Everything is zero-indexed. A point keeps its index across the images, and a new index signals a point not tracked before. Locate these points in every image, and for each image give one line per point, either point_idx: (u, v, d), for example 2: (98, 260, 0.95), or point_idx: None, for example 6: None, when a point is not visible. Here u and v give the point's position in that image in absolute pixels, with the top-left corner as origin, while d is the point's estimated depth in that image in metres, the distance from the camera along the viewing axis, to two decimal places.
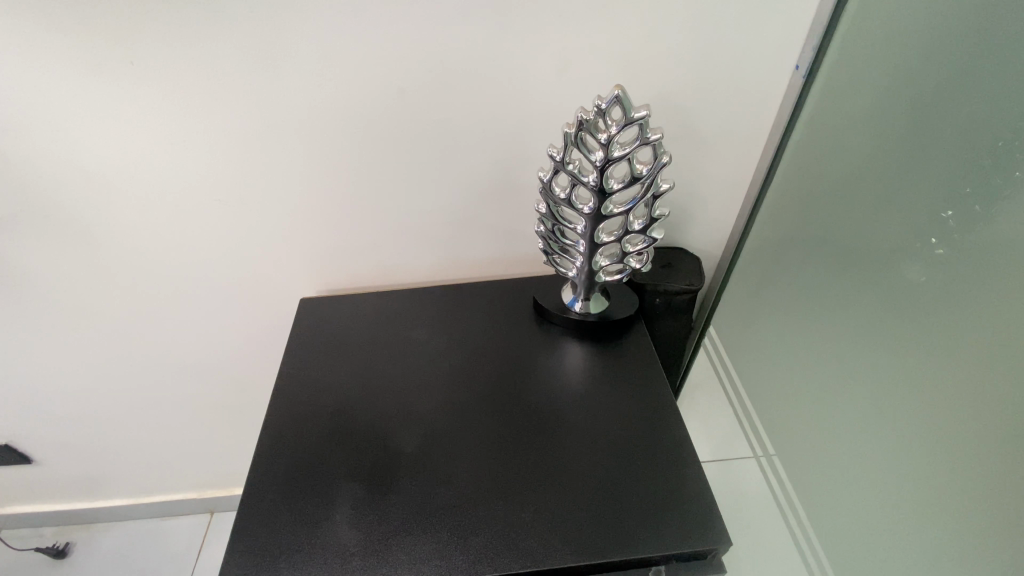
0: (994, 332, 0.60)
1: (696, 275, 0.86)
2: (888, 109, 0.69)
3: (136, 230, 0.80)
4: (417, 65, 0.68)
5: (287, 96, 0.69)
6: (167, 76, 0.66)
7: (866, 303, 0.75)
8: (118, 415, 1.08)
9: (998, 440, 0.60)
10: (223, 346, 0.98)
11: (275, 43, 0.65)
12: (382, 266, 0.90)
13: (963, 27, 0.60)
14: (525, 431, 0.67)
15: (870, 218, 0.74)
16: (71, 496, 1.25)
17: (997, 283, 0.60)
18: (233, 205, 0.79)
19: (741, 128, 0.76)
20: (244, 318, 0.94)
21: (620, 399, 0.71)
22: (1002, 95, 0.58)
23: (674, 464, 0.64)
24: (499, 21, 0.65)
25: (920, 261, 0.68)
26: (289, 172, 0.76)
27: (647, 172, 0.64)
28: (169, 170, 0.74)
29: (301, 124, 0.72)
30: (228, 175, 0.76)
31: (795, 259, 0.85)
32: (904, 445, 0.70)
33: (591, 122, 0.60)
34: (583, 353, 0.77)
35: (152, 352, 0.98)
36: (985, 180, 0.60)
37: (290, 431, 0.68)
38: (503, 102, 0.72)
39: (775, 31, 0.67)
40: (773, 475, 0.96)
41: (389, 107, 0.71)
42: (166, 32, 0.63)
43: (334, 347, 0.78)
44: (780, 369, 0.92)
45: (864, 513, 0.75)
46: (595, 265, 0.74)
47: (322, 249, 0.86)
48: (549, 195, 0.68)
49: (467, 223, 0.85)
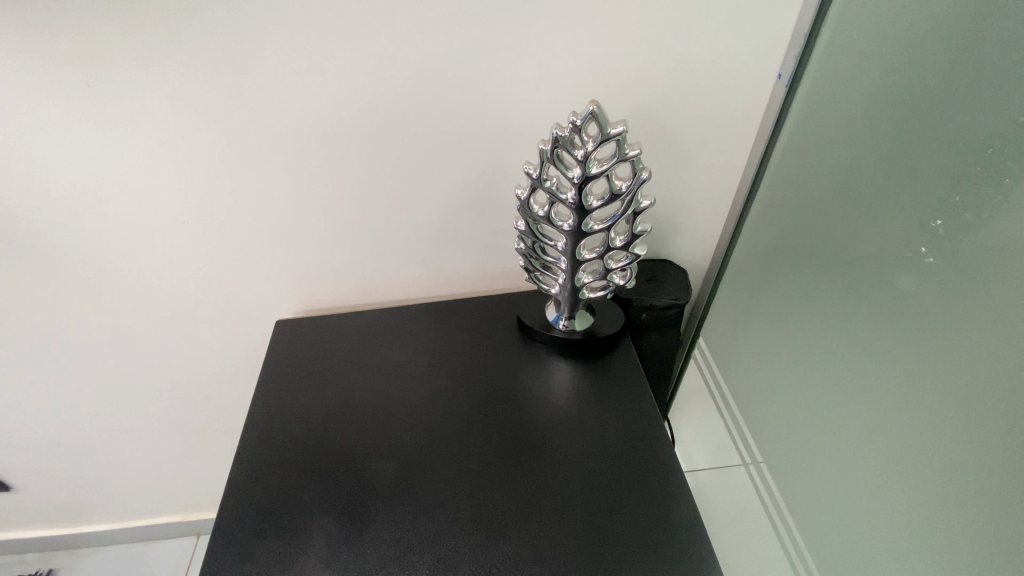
0: (988, 345, 0.58)
1: (683, 288, 0.83)
2: (873, 118, 0.67)
3: (105, 254, 0.78)
4: (387, 82, 0.66)
5: (254, 117, 0.67)
6: (129, 99, 0.64)
7: (855, 315, 0.73)
8: (97, 441, 1.05)
9: (996, 456, 0.58)
10: (200, 369, 0.95)
11: (240, 64, 0.63)
12: (360, 284, 0.87)
13: (948, 31, 0.58)
14: (508, 457, 0.65)
15: (859, 229, 0.71)
16: (53, 522, 1.22)
17: (987, 294, 0.58)
18: (203, 226, 0.77)
19: (725, 139, 0.74)
20: (220, 340, 0.91)
21: (608, 419, 0.69)
22: (991, 102, 0.56)
23: (664, 488, 0.62)
24: (470, 36, 0.63)
25: (911, 271, 0.66)
26: (261, 193, 0.74)
27: (626, 189, 0.61)
28: (136, 193, 0.72)
29: (269, 144, 0.70)
30: (197, 196, 0.73)
31: (782, 269, 0.83)
32: (895, 460, 0.68)
33: (567, 139, 0.57)
34: (570, 372, 0.75)
35: (129, 378, 0.95)
36: (975, 187, 0.59)
37: (267, 461, 0.65)
38: (478, 117, 0.70)
39: (755, 42, 0.66)
40: (763, 485, 0.93)
41: (360, 123, 0.69)
42: (124, 52, 0.60)
43: (312, 370, 0.76)
44: (768, 380, 0.90)
45: (856, 529, 0.73)
46: (578, 282, 0.72)
47: (297, 269, 0.84)
48: (528, 213, 0.66)
49: (446, 239, 0.82)
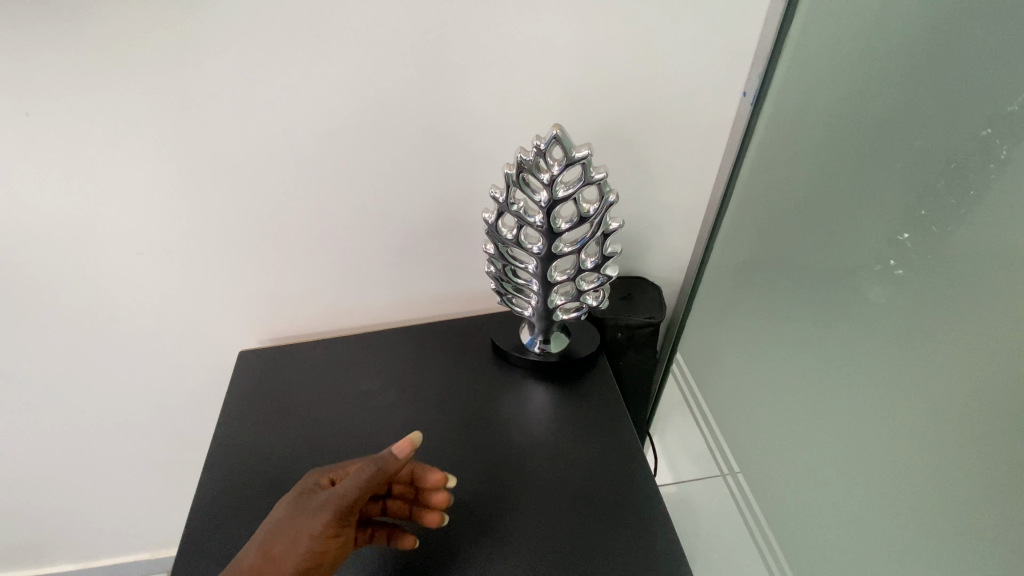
0: (961, 356, 0.58)
1: (657, 306, 0.83)
2: (836, 134, 0.67)
3: (53, 288, 0.73)
4: (345, 107, 0.64)
5: (207, 145, 0.64)
6: (72, 127, 0.60)
7: (827, 329, 0.73)
8: (54, 480, 0.99)
9: (969, 465, 0.58)
10: (162, 402, 0.91)
11: (189, 91, 0.60)
12: (326, 311, 0.84)
13: (905, 49, 0.59)
14: (482, 488, 0.62)
15: (827, 243, 0.71)
16: (11, 566, 1.15)
17: (957, 304, 0.58)
18: (158, 256, 0.73)
19: (692, 156, 0.74)
20: (182, 372, 0.88)
21: (584, 443, 0.67)
22: (951, 119, 0.57)
23: (641, 514, 0.60)
24: (429, 61, 0.62)
25: (880, 283, 0.66)
26: (218, 221, 0.71)
27: (595, 212, 0.60)
28: (84, 224, 0.68)
29: (224, 171, 0.67)
30: (151, 226, 0.70)
31: (755, 284, 0.83)
32: (870, 475, 0.67)
33: (532, 163, 0.56)
34: (546, 396, 0.73)
35: (85, 414, 0.90)
36: (939, 202, 0.59)
37: (227, 506, 0.62)
38: (442, 141, 0.68)
39: (716, 61, 0.66)
40: (740, 496, 0.91)
41: (319, 148, 0.67)
42: (66, 80, 0.57)
43: (278, 403, 0.73)
44: (743, 394, 0.89)
45: (836, 548, 0.71)
46: (550, 304, 0.71)
47: (259, 297, 0.80)
48: (496, 237, 0.65)
49: (415, 262, 0.80)
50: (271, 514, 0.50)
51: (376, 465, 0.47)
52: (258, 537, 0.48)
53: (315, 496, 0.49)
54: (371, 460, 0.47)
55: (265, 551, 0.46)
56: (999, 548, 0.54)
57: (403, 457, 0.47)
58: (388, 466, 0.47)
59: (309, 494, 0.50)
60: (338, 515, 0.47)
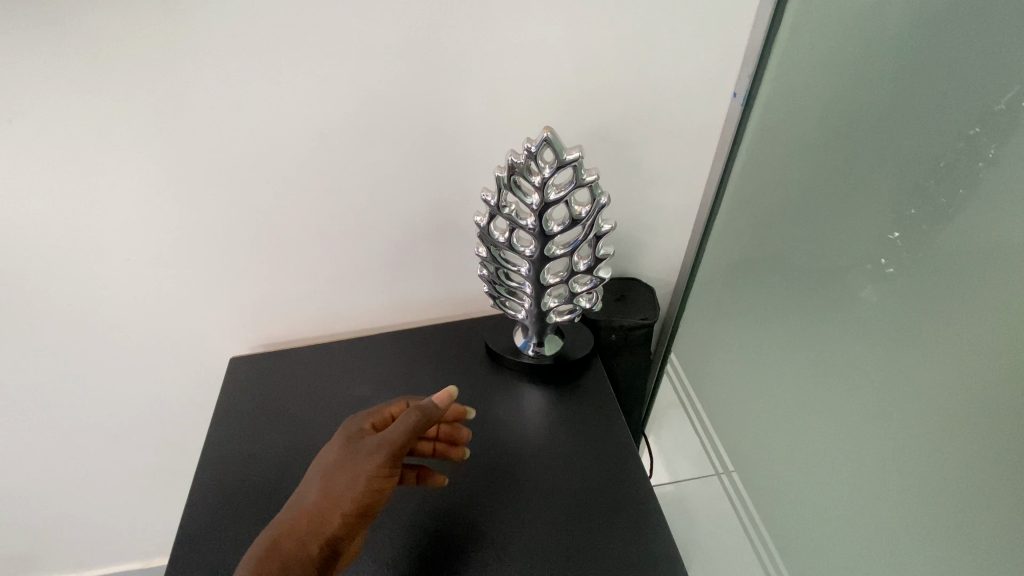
0: (955, 354, 0.58)
1: (651, 307, 0.83)
2: (827, 134, 0.67)
3: (39, 296, 0.72)
4: (334, 110, 0.63)
5: (194, 150, 0.64)
6: (55, 134, 0.60)
7: (820, 327, 0.73)
8: (43, 490, 0.98)
9: (960, 462, 0.58)
10: (152, 409, 0.90)
11: (173, 94, 0.59)
12: (319, 316, 0.84)
13: (893, 49, 0.59)
14: (476, 491, 0.62)
15: (819, 242, 0.71)
16: None
17: (945, 303, 0.59)
18: (146, 262, 0.72)
19: (683, 156, 0.74)
20: (172, 378, 0.87)
21: (579, 445, 0.67)
22: (940, 117, 0.57)
23: (636, 516, 0.60)
24: (418, 64, 0.62)
25: (872, 281, 0.65)
26: (207, 226, 0.70)
27: (586, 214, 0.60)
28: (70, 230, 0.67)
29: (212, 176, 0.66)
30: (139, 232, 0.69)
31: (747, 284, 0.83)
32: (864, 473, 0.67)
33: (523, 166, 0.56)
34: (540, 398, 0.73)
35: (73, 423, 0.89)
36: (928, 200, 0.59)
37: (218, 515, 0.61)
38: (432, 144, 0.68)
39: (705, 62, 0.66)
40: (735, 495, 0.92)
41: (309, 152, 0.66)
42: (48, 86, 0.56)
43: (270, 410, 0.72)
44: (736, 393, 0.90)
45: (831, 545, 0.71)
46: (544, 307, 0.70)
47: (250, 302, 0.80)
48: (488, 240, 0.64)
49: (407, 266, 0.80)
50: (325, 457, 0.55)
51: (422, 412, 0.55)
52: (318, 479, 0.53)
53: (366, 442, 0.55)
54: (416, 408, 0.55)
55: (328, 490, 0.52)
56: (994, 547, 0.54)
57: (444, 404, 0.58)
58: (432, 413, 0.56)
59: (360, 441, 0.56)
60: (391, 455, 0.53)
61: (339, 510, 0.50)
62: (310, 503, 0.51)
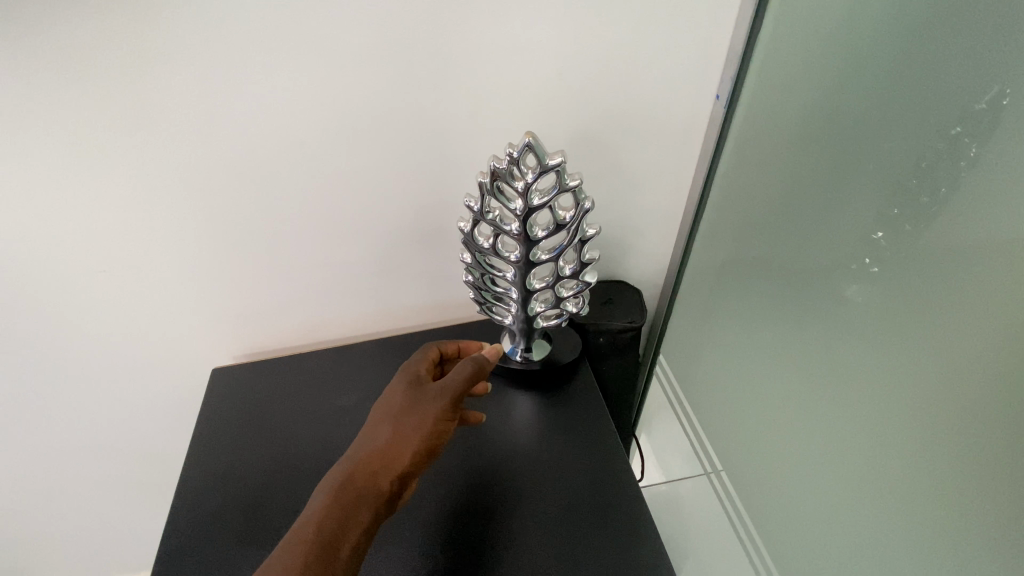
0: (941, 356, 0.56)
1: (637, 309, 0.84)
2: (809, 135, 0.67)
3: (11, 312, 0.70)
4: (311, 115, 0.62)
5: (168, 158, 0.62)
6: (21, 145, 0.58)
7: (806, 328, 0.72)
8: (23, 507, 0.95)
9: (944, 465, 0.57)
10: (133, 422, 0.88)
11: (143, 101, 0.57)
12: (304, 324, 0.82)
13: (873, 48, 0.58)
14: (465, 501, 0.61)
15: (805, 243, 0.70)
16: None
17: (927, 305, 0.57)
18: (123, 272, 0.71)
19: (667, 158, 0.75)
20: (154, 390, 0.85)
21: (569, 451, 0.67)
22: (922, 115, 0.55)
23: (626, 524, 0.59)
24: (397, 68, 0.60)
25: (857, 281, 0.64)
26: (184, 235, 0.69)
27: (571, 219, 0.60)
28: (40, 243, 0.65)
29: (187, 184, 0.64)
30: (114, 244, 0.68)
31: (733, 284, 0.83)
32: (850, 473, 0.67)
33: (505, 172, 0.55)
34: (530, 405, 0.73)
35: (51, 439, 0.86)
36: (911, 199, 0.57)
37: (201, 531, 0.60)
38: (414, 150, 0.67)
39: (687, 65, 0.66)
40: (724, 494, 0.92)
41: (287, 158, 0.65)
42: (12, 98, 0.55)
43: (254, 420, 0.71)
44: (724, 393, 0.89)
45: (820, 544, 0.71)
46: (531, 312, 0.70)
47: (232, 312, 0.78)
48: (473, 246, 0.64)
49: (392, 272, 0.79)
50: (387, 400, 0.58)
51: (478, 363, 0.59)
52: (386, 422, 0.56)
53: (428, 387, 0.58)
54: (472, 360, 0.59)
55: (397, 430, 0.55)
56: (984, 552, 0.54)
57: (493, 357, 0.62)
58: (486, 364, 0.60)
59: (422, 387, 0.59)
60: (452, 400, 0.57)
61: (407, 449, 0.54)
62: (379, 442, 0.54)
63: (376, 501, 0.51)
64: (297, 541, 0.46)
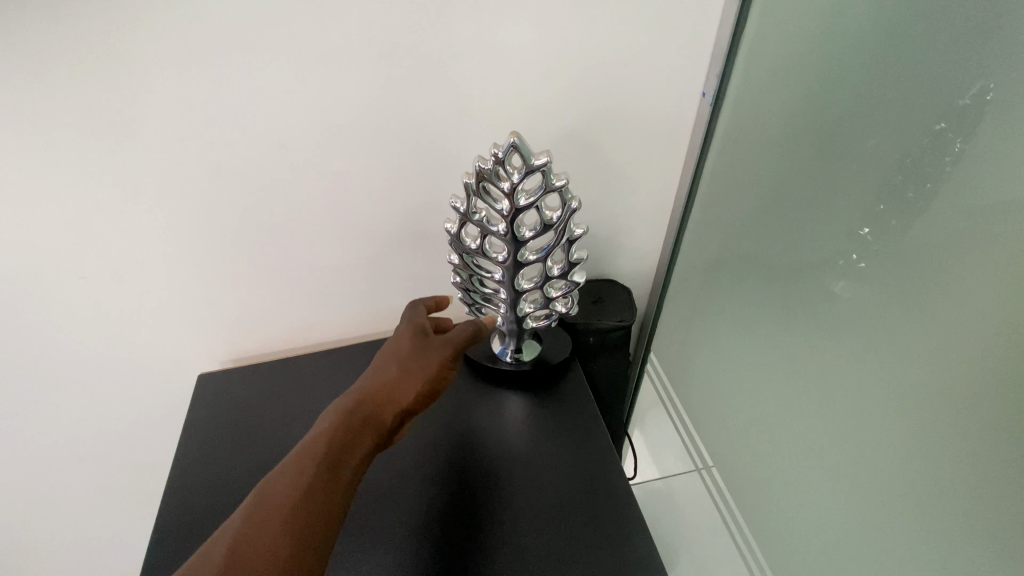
0: (929, 353, 0.56)
1: (627, 309, 0.84)
2: (795, 132, 0.67)
3: None
4: (294, 116, 0.61)
5: (147, 162, 0.61)
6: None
7: (795, 325, 0.72)
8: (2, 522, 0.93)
9: (933, 462, 0.56)
10: (118, 431, 0.86)
11: (121, 104, 0.56)
12: (292, 328, 0.82)
13: (856, 45, 0.59)
14: (456, 504, 0.60)
15: (794, 240, 0.70)
16: None
17: (914, 301, 0.57)
18: (104, 278, 0.69)
19: (654, 156, 0.76)
20: (140, 398, 0.84)
21: (560, 451, 0.67)
22: (906, 110, 0.55)
23: (617, 524, 0.59)
24: (380, 68, 0.60)
25: (845, 277, 0.64)
26: (165, 240, 0.67)
27: (558, 219, 0.59)
28: (17, 249, 0.64)
29: (168, 188, 0.63)
30: (93, 249, 0.66)
31: (722, 282, 0.83)
32: (840, 470, 0.67)
33: (491, 172, 0.54)
34: (522, 406, 0.72)
35: (32, 450, 0.84)
36: (897, 195, 0.57)
37: (186, 541, 0.58)
38: (400, 152, 0.66)
39: (672, 63, 0.67)
40: (716, 490, 0.92)
41: (271, 161, 0.64)
42: None
43: (241, 426, 0.70)
44: (715, 391, 0.90)
45: (812, 541, 0.71)
46: (519, 313, 0.69)
47: (218, 316, 0.77)
48: (460, 247, 0.63)
49: (380, 275, 0.78)
50: (392, 344, 0.59)
51: (477, 325, 0.65)
52: (392, 361, 0.57)
53: (434, 338, 0.61)
54: (472, 323, 0.65)
55: (403, 369, 0.56)
56: (978, 553, 0.53)
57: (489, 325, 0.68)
58: (482, 328, 0.66)
59: (426, 335, 0.60)
60: (455, 352, 0.60)
61: (411, 388, 0.55)
62: (384, 379, 0.55)
63: (379, 431, 0.52)
64: (305, 455, 0.46)
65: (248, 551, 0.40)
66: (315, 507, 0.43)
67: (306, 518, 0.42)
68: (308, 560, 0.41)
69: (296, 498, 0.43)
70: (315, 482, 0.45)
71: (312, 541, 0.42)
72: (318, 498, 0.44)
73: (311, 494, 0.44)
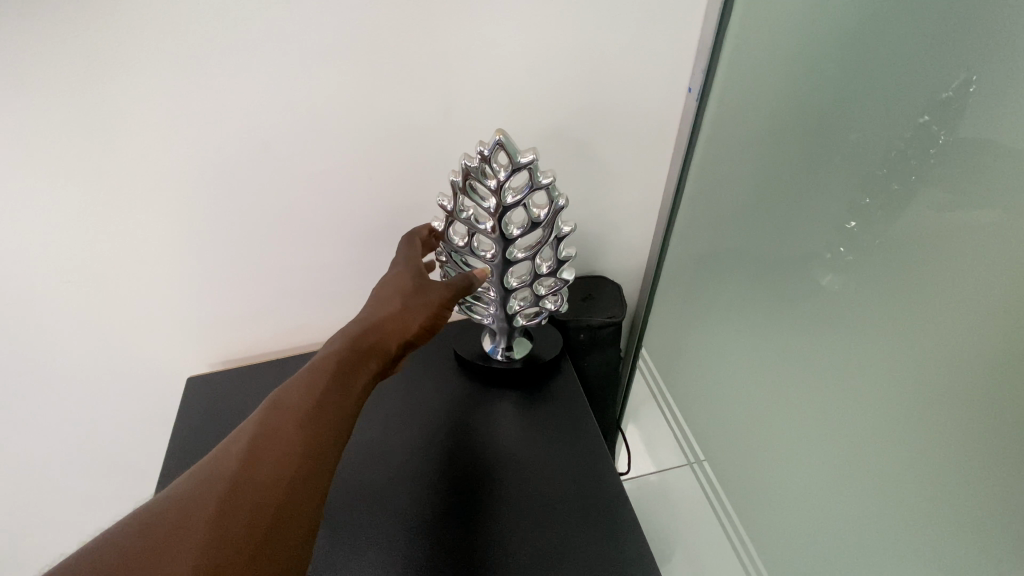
0: (915, 344, 0.56)
1: (617, 304, 0.84)
2: (781, 125, 0.67)
3: None
4: (279, 116, 0.61)
5: (129, 163, 0.60)
6: None
7: (783, 319, 0.72)
8: None
9: (920, 452, 0.57)
10: (108, 436, 0.85)
11: (101, 105, 0.55)
12: (282, 330, 0.81)
13: (839, 40, 0.59)
14: (449, 504, 0.60)
15: (782, 234, 0.70)
16: None
17: (901, 293, 0.57)
18: (90, 281, 0.68)
19: (641, 151, 0.76)
20: (129, 402, 0.83)
21: (554, 450, 0.66)
22: (890, 104, 0.55)
23: (609, 524, 0.59)
24: (366, 68, 0.59)
25: (831, 271, 0.64)
26: (150, 242, 0.67)
27: (545, 216, 0.59)
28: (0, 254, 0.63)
29: (152, 190, 0.62)
30: (78, 253, 0.65)
31: (711, 278, 0.84)
32: (830, 462, 0.67)
33: (477, 170, 0.54)
34: (514, 406, 0.72)
35: (20, 456, 0.83)
36: (883, 189, 0.57)
37: None
38: (386, 152, 0.66)
39: (657, 60, 0.67)
40: (708, 484, 0.93)
41: (257, 162, 0.63)
42: None
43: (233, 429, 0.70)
44: (705, 386, 0.90)
45: (803, 531, 0.72)
46: (510, 311, 0.69)
47: (207, 319, 0.77)
48: (449, 245, 0.63)
49: (370, 275, 0.78)
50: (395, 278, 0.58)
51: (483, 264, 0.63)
52: (397, 296, 0.56)
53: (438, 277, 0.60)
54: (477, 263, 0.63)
55: (406, 302, 0.55)
56: (964, 540, 0.54)
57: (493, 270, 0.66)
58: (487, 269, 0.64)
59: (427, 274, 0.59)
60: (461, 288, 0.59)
61: (416, 318, 0.54)
62: (389, 311, 0.54)
63: (384, 358, 0.51)
64: (312, 372, 0.46)
65: (264, 450, 0.40)
66: (328, 416, 0.44)
67: (316, 425, 0.42)
68: (321, 464, 0.41)
69: (305, 410, 0.43)
70: (326, 396, 0.45)
71: (322, 450, 0.42)
72: (328, 413, 0.44)
73: (321, 407, 0.44)
